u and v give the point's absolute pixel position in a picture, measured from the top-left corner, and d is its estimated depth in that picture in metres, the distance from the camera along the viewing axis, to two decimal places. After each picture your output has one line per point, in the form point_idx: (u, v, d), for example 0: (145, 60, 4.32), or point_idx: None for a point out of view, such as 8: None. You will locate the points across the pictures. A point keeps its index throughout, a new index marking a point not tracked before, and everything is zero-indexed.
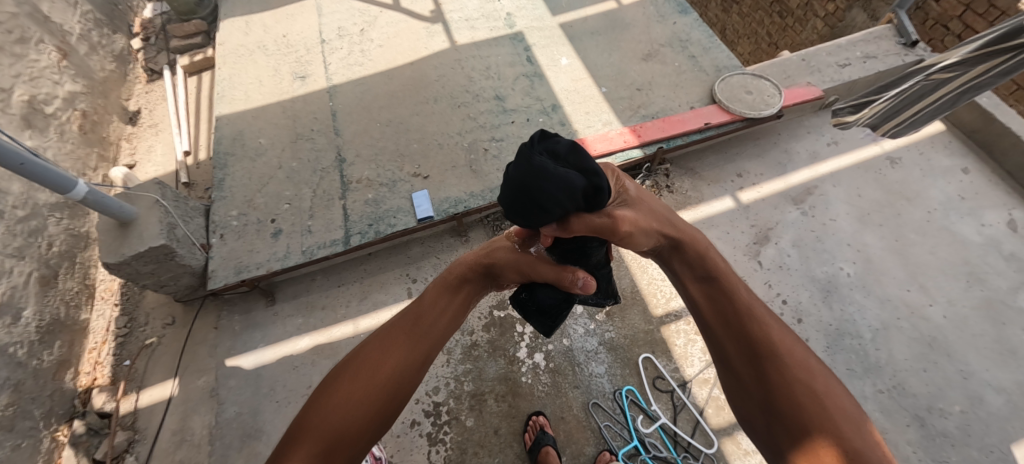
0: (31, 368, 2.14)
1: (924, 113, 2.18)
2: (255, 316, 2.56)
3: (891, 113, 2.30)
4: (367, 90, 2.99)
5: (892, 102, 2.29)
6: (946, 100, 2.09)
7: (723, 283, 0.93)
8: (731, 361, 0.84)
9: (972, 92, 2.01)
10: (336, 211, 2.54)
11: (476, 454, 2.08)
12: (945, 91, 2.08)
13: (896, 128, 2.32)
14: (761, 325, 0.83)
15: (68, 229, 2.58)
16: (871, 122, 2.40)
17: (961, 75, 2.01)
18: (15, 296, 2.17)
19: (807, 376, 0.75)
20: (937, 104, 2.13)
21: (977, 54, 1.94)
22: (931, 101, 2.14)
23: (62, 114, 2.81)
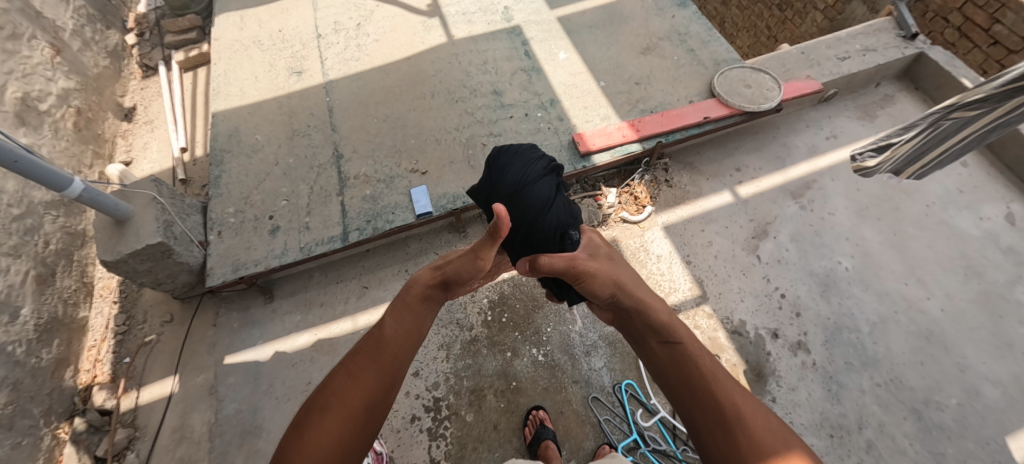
0: (29, 367, 2.14)
1: (953, 150, 2.03)
2: (253, 314, 2.56)
3: (916, 156, 2.12)
4: (364, 85, 2.96)
5: (913, 145, 2.09)
6: (977, 134, 1.94)
7: (684, 347, 1.05)
8: (700, 424, 0.93)
9: (1000, 125, 1.88)
10: (334, 208, 2.53)
11: (476, 449, 2.09)
12: (973, 130, 1.92)
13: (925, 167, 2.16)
14: (726, 391, 0.94)
15: (64, 227, 2.57)
16: (897, 166, 2.21)
17: (987, 113, 1.84)
18: (12, 295, 2.16)
19: (771, 439, 0.86)
20: (967, 141, 1.98)
21: (1003, 92, 1.75)
22: (957, 141, 1.98)
23: (55, 111, 2.79)
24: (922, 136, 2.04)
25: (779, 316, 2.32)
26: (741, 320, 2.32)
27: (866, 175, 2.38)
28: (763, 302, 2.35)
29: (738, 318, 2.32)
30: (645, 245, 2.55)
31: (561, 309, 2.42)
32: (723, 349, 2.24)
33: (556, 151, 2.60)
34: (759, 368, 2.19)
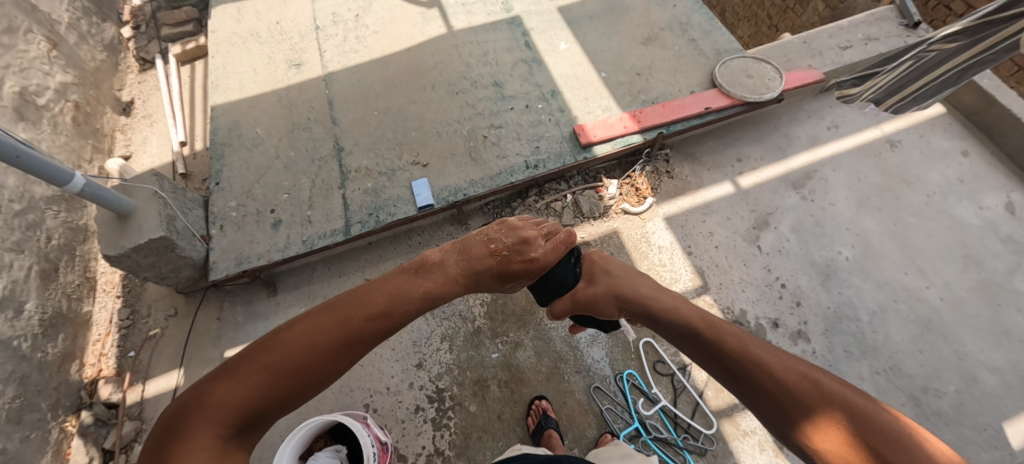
0: (36, 361, 2.16)
1: (930, 87, 2.21)
2: (257, 307, 2.57)
3: (895, 88, 2.32)
4: (364, 77, 2.94)
5: (896, 74, 2.30)
6: (951, 73, 2.11)
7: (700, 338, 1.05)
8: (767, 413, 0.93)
9: (976, 64, 2.04)
10: (336, 201, 2.53)
11: (480, 439, 2.11)
12: (949, 65, 2.10)
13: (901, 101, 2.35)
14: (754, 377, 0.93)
15: (66, 222, 2.56)
16: (875, 97, 2.42)
17: (964, 45, 2.03)
18: (16, 291, 2.17)
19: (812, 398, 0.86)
20: (943, 79, 2.15)
21: (979, 24, 1.96)
22: (934, 76, 2.17)
23: (54, 105, 2.78)
24: (904, 65, 2.26)
25: (780, 305, 2.34)
26: (742, 310, 2.33)
27: (847, 103, 2.61)
28: (763, 292, 2.37)
29: (739, 308, 2.34)
30: (647, 236, 2.56)
31: None
32: None
33: (558, 143, 2.60)
34: None
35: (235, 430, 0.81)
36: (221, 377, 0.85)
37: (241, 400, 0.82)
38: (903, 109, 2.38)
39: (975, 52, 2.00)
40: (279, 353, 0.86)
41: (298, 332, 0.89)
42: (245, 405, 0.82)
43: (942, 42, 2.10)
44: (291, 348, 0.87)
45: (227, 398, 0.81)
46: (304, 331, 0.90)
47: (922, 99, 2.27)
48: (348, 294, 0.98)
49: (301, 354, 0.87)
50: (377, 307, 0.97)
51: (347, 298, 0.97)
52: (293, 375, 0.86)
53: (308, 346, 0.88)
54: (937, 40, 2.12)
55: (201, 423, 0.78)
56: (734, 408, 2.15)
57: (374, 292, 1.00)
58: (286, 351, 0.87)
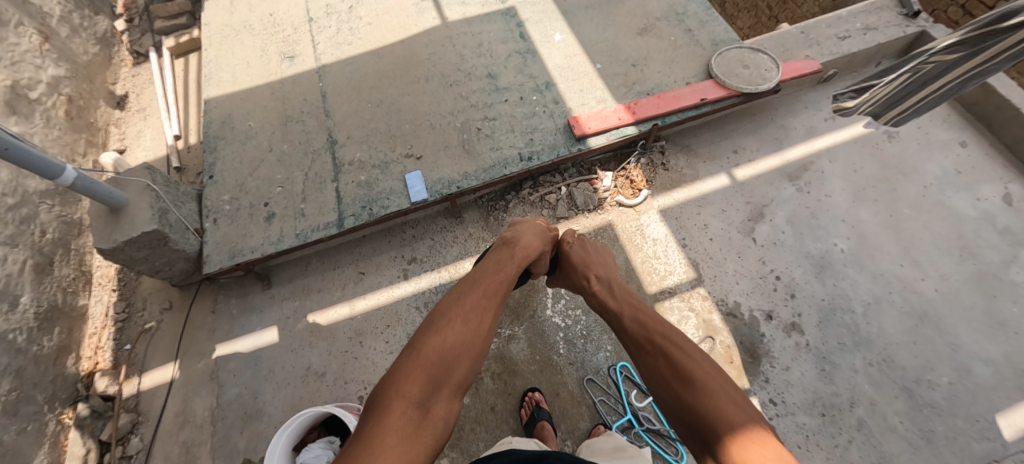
0: (31, 355, 2.17)
1: (928, 100, 1.90)
2: (252, 300, 2.58)
3: (892, 100, 1.99)
4: (357, 69, 2.92)
5: (891, 87, 1.98)
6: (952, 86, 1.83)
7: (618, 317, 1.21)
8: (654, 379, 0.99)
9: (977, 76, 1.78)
10: (329, 194, 2.52)
11: (473, 430, 2.12)
12: (954, 74, 1.79)
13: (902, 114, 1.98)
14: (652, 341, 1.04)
15: (60, 216, 2.56)
16: (871, 111, 2.08)
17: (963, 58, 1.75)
18: (11, 284, 2.18)
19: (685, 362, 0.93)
20: (944, 90, 1.85)
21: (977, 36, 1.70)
22: (935, 88, 1.85)
23: (46, 99, 2.77)
24: (904, 76, 1.93)
25: (774, 297, 2.33)
26: (736, 302, 2.33)
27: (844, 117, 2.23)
28: (757, 284, 2.36)
29: (732, 300, 2.33)
30: (641, 228, 2.56)
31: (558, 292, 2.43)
32: (717, 331, 2.26)
33: (552, 134, 2.59)
34: (753, 348, 2.21)
35: (425, 395, 0.85)
36: (399, 361, 0.91)
37: (425, 368, 0.89)
38: (900, 125, 2.05)
39: (980, 60, 1.71)
40: (440, 329, 0.96)
41: (444, 313, 1.01)
42: (427, 372, 0.88)
43: (945, 50, 1.80)
44: (446, 324, 0.98)
45: (412, 369, 0.88)
46: (450, 310, 1.02)
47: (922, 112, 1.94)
48: (469, 281, 1.14)
49: (457, 319, 1.00)
50: (494, 284, 1.14)
51: (469, 285, 1.12)
52: (457, 343, 0.95)
53: (464, 309, 1.03)
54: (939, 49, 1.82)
55: (399, 396, 0.82)
56: None
57: (487, 276, 1.17)
58: (444, 325, 0.97)
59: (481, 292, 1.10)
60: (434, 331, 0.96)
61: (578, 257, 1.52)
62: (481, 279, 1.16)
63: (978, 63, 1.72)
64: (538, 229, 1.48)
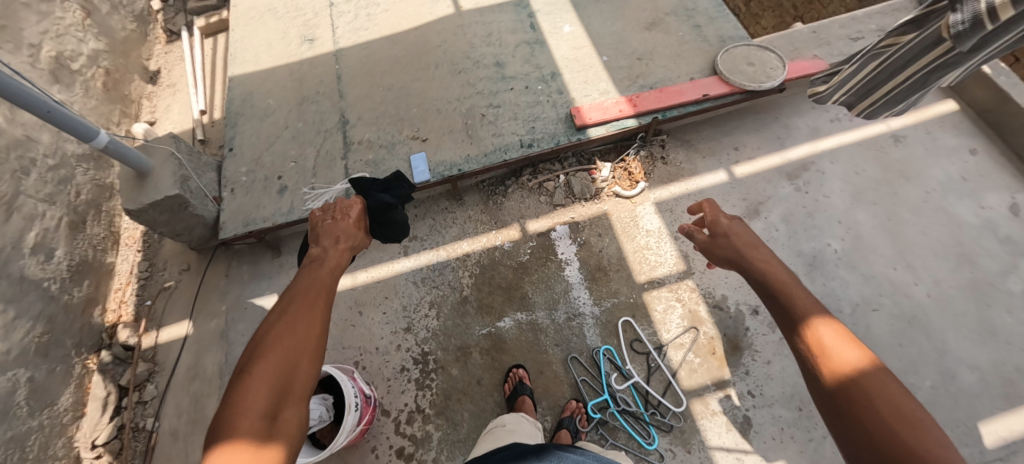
0: (62, 302, 2.38)
1: (896, 93, 1.93)
2: (262, 267, 2.74)
3: (864, 90, 2.05)
4: (371, 54, 3.05)
5: (860, 76, 2.02)
6: (912, 82, 1.82)
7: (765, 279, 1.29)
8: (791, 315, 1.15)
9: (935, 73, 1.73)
10: (338, 171, 2.66)
11: (459, 400, 2.24)
12: (911, 69, 1.77)
13: (873, 104, 2.08)
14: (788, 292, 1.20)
15: (94, 179, 2.77)
16: (846, 99, 2.17)
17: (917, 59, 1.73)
18: (47, 238, 2.39)
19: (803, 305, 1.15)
20: (907, 83, 1.84)
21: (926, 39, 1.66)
22: (900, 79, 1.85)
23: (86, 71, 2.99)
24: (868, 65, 1.96)
25: None
26: (723, 295, 2.37)
27: (820, 101, 2.36)
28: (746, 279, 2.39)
29: (720, 293, 2.38)
30: (636, 219, 2.62)
31: (552, 276, 2.52)
32: (702, 323, 2.33)
33: (553, 123, 2.66)
34: (736, 341, 2.27)
35: (274, 403, 0.91)
36: (234, 386, 0.92)
37: (267, 379, 0.93)
38: (876, 114, 2.12)
39: (930, 55, 1.67)
40: (266, 353, 0.97)
41: (269, 333, 1.02)
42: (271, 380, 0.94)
43: (895, 35, 1.80)
44: (272, 345, 0.99)
45: (253, 388, 0.91)
46: (277, 325, 1.03)
47: (892, 103, 2.00)
48: (287, 297, 1.13)
49: (286, 335, 1.01)
50: (315, 291, 1.16)
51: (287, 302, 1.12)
52: (290, 351, 0.99)
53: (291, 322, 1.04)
54: (891, 34, 1.82)
55: (243, 412, 0.87)
56: (706, 388, 2.19)
57: (305, 287, 1.17)
58: (270, 344, 0.99)
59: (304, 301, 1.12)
60: (267, 347, 0.98)
61: (733, 221, 1.55)
62: (300, 296, 1.14)
63: (931, 58, 1.67)
64: (343, 231, 1.42)
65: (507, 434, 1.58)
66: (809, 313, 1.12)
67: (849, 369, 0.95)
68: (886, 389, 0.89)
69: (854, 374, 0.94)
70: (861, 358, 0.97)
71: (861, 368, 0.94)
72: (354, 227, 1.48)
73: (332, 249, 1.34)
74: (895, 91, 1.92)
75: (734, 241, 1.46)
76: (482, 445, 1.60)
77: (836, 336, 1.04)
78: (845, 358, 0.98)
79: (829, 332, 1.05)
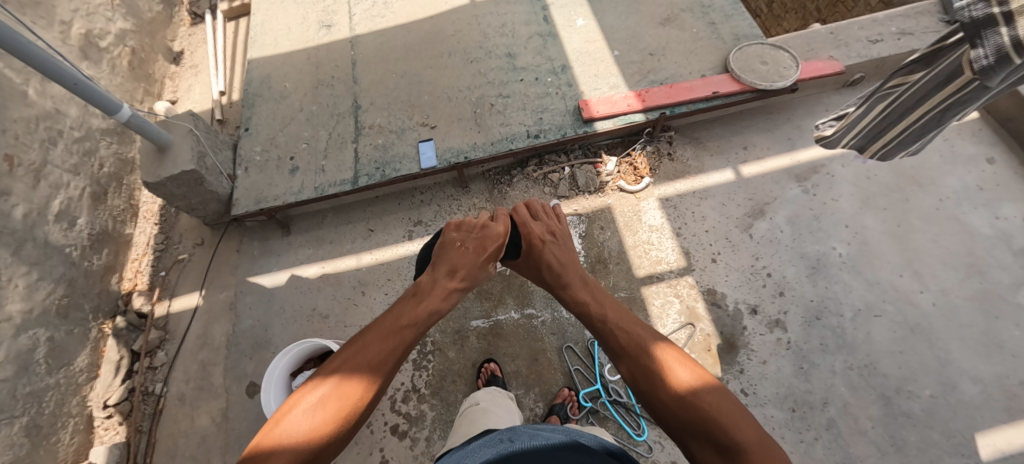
0: (83, 268, 2.49)
1: (910, 131, 1.85)
2: (271, 244, 2.83)
3: (873, 133, 1.98)
4: (386, 41, 3.09)
5: (866, 117, 1.97)
6: (928, 118, 1.75)
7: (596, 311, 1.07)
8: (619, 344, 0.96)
9: (952, 108, 1.66)
10: (348, 154, 2.72)
11: (453, 382, 2.29)
12: (924, 107, 1.72)
13: (886, 145, 2.00)
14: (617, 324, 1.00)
15: (117, 153, 2.88)
16: (856, 142, 2.09)
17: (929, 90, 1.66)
18: (71, 206, 2.51)
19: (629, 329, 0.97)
20: (919, 124, 1.80)
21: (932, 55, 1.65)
22: (912, 119, 1.80)
23: (113, 49, 3.11)
24: (875, 107, 1.91)
25: (762, 293, 2.35)
26: (722, 293, 2.37)
27: (828, 146, 2.27)
28: (746, 279, 2.38)
29: (719, 291, 2.37)
30: (639, 213, 2.62)
31: None
32: (699, 319, 2.32)
33: (561, 115, 2.67)
34: (732, 339, 2.26)
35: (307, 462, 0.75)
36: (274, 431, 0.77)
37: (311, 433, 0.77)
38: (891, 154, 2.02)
39: (941, 93, 1.63)
40: (323, 392, 0.82)
41: (334, 370, 0.85)
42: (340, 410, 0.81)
43: (902, 77, 1.77)
44: (333, 384, 0.83)
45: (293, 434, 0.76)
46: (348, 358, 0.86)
47: (908, 142, 1.92)
48: (371, 329, 0.92)
49: (375, 357, 0.87)
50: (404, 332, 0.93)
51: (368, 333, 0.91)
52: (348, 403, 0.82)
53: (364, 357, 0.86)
54: (897, 77, 1.80)
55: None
56: None
57: (393, 320, 0.94)
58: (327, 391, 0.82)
59: (398, 318, 0.94)
60: (351, 370, 0.84)
61: (550, 240, 1.32)
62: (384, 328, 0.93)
63: (944, 97, 1.63)
64: (462, 261, 1.14)
65: (485, 416, 1.55)
66: (636, 338, 0.94)
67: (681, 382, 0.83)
68: (724, 409, 0.77)
69: (685, 392, 0.82)
70: (696, 377, 0.84)
71: (693, 387, 0.82)
72: (482, 261, 1.19)
73: (445, 281, 1.08)
74: (906, 133, 1.87)
75: (557, 262, 1.25)
76: (460, 429, 1.56)
77: (666, 356, 0.89)
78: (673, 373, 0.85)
79: (659, 352, 0.90)
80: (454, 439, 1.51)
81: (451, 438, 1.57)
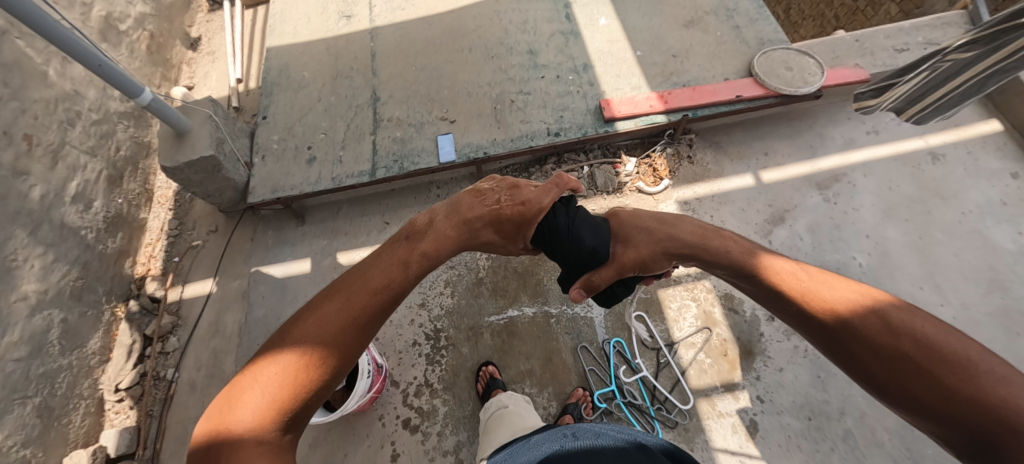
0: (97, 251, 2.49)
1: (950, 99, 1.99)
2: (286, 234, 2.82)
3: (912, 99, 2.11)
4: (407, 34, 3.08)
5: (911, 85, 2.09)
6: (970, 85, 1.89)
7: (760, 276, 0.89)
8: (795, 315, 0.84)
9: (998, 76, 1.81)
10: (366, 145, 2.71)
11: (467, 378, 2.28)
12: (969, 74, 1.86)
13: (922, 112, 2.14)
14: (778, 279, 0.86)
15: (133, 137, 2.86)
16: (894, 107, 2.23)
17: (982, 56, 1.79)
18: (87, 189, 2.50)
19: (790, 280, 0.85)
20: (962, 89, 1.93)
21: (993, 29, 1.73)
22: (954, 86, 1.94)
23: (132, 32, 3.10)
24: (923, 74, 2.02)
25: None
26: (740, 299, 2.35)
27: (866, 114, 2.41)
28: None
29: (737, 297, 2.36)
30: None
31: None
32: (716, 324, 2.31)
33: (582, 114, 2.66)
34: (749, 346, 2.24)
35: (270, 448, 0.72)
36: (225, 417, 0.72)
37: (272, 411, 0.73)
38: (925, 118, 2.16)
39: (993, 60, 1.76)
40: (275, 366, 0.75)
41: (292, 339, 0.77)
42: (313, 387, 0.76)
43: (959, 51, 1.87)
44: (287, 353, 0.76)
45: (244, 418, 0.71)
46: (307, 327, 0.78)
47: (943, 111, 2.06)
48: (337, 284, 0.83)
49: (330, 332, 0.77)
50: (374, 290, 0.81)
51: (330, 295, 0.81)
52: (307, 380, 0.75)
53: (327, 331, 0.77)
54: (953, 48, 1.89)
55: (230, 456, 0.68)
56: (714, 389, 2.17)
57: (360, 281, 0.82)
58: (282, 367, 0.75)
59: (368, 280, 0.82)
60: (300, 354, 0.76)
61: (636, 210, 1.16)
62: (350, 286, 0.82)
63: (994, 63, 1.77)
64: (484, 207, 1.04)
65: (522, 420, 1.57)
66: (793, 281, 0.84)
67: (831, 301, 0.77)
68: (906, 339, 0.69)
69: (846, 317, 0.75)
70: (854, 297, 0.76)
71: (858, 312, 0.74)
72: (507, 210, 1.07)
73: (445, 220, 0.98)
74: (946, 98, 1.99)
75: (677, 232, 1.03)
76: (495, 436, 1.55)
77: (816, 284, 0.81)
78: (819, 287, 0.80)
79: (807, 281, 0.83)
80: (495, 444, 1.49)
81: (486, 446, 1.55)
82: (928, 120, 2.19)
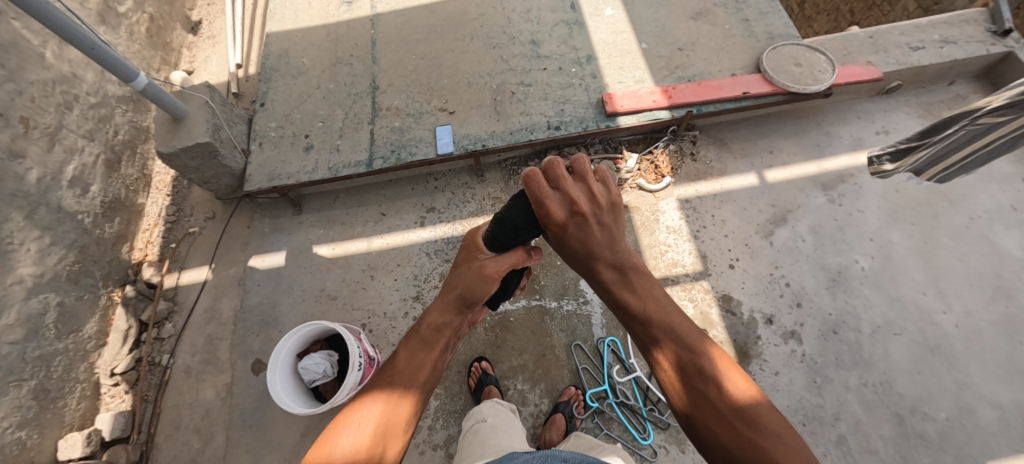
0: (94, 236, 2.48)
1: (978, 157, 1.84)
2: (282, 223, 2.81)
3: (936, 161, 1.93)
4: (408, 21, 3.02)
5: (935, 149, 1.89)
6: (1001, 142, 1.75)
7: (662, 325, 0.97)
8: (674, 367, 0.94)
9: None
10: (363, 135, 2.67)
11: (458, 372, 2.28)
12: (1003, 136, 1.72)
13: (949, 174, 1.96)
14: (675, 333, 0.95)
15: (131, 121, 2.84)
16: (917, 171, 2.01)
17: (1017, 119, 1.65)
18: (85, 173, 2.49)
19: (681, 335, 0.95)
20: (992, 146, 1.78)
21: None
22: (982, 146, 1.79)
23: (131, 15, 3.06)
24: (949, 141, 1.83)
25: (778, 303, 2.29)
26: (738, 300, 2.32)
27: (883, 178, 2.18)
28: (762, 287, 2.33)
29: (734, 298, 2.32)
30: (657, 213, 2.56)
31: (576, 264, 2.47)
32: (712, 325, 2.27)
33: (583, 108, 2.60)
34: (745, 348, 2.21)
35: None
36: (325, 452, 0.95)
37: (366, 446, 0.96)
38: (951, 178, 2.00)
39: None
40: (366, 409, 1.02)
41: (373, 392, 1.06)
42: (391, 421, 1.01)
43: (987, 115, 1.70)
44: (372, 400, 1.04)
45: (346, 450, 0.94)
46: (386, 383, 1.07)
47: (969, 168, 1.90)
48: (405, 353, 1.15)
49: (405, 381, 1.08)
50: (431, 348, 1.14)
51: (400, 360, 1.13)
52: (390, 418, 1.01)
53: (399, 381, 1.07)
54: (980, 115, 1.71)
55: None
56: None
57: (422, 343, 1.15)
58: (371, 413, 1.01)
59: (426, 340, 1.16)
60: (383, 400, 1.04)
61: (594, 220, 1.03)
62: (415, 350, 1.14)
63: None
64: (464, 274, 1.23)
65: (498, 433, 1.53)
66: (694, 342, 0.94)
67: (720, 376, 0.90)
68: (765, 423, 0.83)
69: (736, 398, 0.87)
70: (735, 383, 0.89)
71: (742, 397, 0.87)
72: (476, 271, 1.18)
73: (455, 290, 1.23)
74: (973, 156, 1.83)
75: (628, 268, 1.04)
76: (469, 446, 1.52)
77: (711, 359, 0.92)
78: (712, 361, 0.92)
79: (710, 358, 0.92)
80: (466, 457, 1.45)
81: (461, 455, 1.52)
82: (946, 179, 2.02)
